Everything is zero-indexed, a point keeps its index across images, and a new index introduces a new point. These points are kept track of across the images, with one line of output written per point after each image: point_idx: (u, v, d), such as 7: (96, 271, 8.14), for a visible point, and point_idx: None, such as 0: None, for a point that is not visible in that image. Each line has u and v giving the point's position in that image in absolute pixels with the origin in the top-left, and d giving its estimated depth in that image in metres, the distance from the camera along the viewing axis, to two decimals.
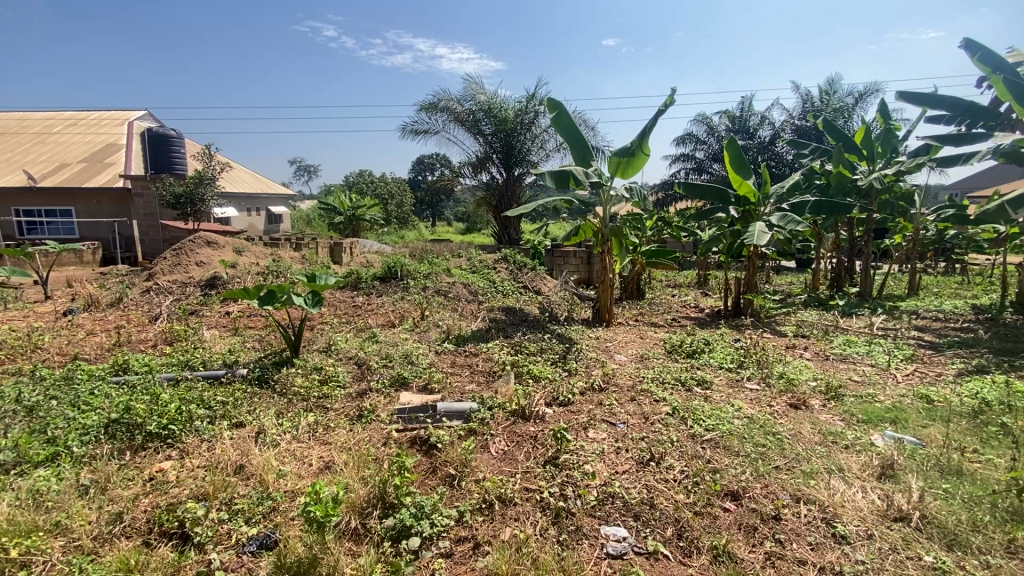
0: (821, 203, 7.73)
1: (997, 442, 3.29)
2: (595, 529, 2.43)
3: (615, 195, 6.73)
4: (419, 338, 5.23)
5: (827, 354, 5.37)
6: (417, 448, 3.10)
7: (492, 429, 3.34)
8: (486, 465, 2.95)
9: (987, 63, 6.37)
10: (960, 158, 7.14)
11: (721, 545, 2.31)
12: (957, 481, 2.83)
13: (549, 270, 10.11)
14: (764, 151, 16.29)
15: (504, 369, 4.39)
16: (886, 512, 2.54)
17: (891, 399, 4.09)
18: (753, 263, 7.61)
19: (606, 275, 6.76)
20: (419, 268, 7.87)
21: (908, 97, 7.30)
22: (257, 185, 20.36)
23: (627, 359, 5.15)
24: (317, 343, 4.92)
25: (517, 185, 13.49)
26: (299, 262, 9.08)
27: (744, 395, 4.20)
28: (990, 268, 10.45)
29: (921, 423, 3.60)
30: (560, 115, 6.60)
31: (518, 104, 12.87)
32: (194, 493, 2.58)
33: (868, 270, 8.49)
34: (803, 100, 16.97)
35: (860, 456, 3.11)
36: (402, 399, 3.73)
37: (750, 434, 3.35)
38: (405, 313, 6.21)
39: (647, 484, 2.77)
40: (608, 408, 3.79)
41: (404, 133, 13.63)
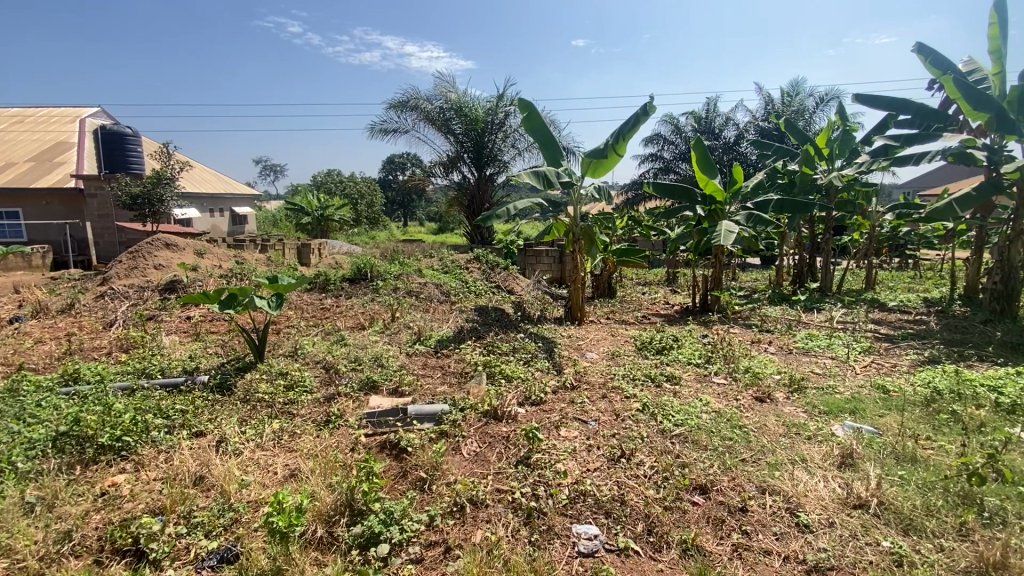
0: (783, 203, 7.95)
1: (948, 429, 3.45)
2: (566, 528, 2.43)
3: (585, 195, 6.77)
4: (390, 341, 5.15)
5: (790, 348, 5.54)
6: (388, 453, 3.05)
7: (464, 430, 3.31)
8: (458, 468, 2.91)
9: (937, 67, 6.67)
10: (912, 159, 7.48)
11: (690, 539, 2.34)
12: (912, 467, 2.95)
13: (521, 270, 10.12)
14: (729, 151, 16.73)
15: (476, 370, 4.36)
16: (847, 500, 2.64)
17: (850, 390, 4.25)
18: (720, 261, 7.72)
19: (577, 275, 6.81)
20: (389, 269, 7.79)
21: (864, 100, 7.61)
22: (219, 185, 19.72)
23: (598, 357, 5.19)
24: (283, 347, 4.78)
25: (489, 184, 13.44)
26: (264, 265, 8.83)
27: (712, 389, 4.28)
28: (940, 264, 11.01)
29: (878, 412, 3.74)
30: (531, 115, 6.59)
31: (488, 102, 12.83)
32: (150, 507, 2.47)
33: (828, 266, 8.79)
34: (765, 101, 17.51)
35: (821, 446, 3.21)
36: (371, 404, 3.66)
37: (718, 428, 3.41)
38: (375, 315, 6.10)
39: (618, 481, 2.79)
40: (580, 406, 3.81)
41: (372, 132, 13.44)
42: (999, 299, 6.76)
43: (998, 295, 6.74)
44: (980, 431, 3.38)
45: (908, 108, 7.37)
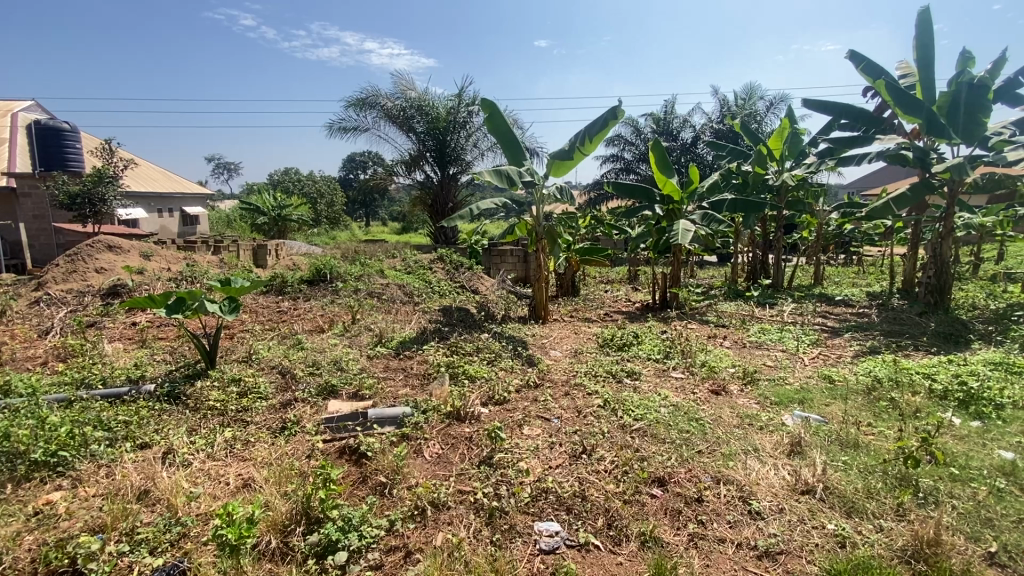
0: (737, 202, 8.25)
1: (888, 415, 3.67)
2: (528, 525, 2.45)
3: (547, 194, 6.80)
4: (351, 343, 5.05)
5: (744, 342, 5.75)
6: (347, 458, 2.99)
7: (426, 432, 3.27)
8: (419, 470, 2.88)
9: (870, 74, 7.06)
10: (855, 159, 7.89)
11: (648, 531, 2.39)
12: (855, 453, 3.11)
13: (486, 269, 10.11)
14: (687, 151, 17.22)
15: (439, 371, 4.32)
16: (796, 486, 2.76)
17: (799, 380, 4.46)
18: (678, 259, 7.92)
19: (541, 274, 6.85)
20: (349, 270, 7.64)
21: (810, 104, 7.97)
22: (168, 184, 18.82)
23: (562, 355, 5.25)
24: (237, 353, 4.60)
25: (452, 184, 13.32)
26: (217, 267, 8.47)
27: (670, 383, 4.41)
28: (881, 259, 11.68)
29: (825, 402, 3.93)
30: (493, 115, 6.60)
31: (450, 101, 12.76)
32: (89, 525, 2.33)
33: (780, 263, 9.17)
34: (720, 104, 18.10)
35: (773, 436, 3.34)
36: (330, 408, 3.58)
37: (675, 422, 3.51)
38: (335, 318, 5.96)
39: (579, 477, 2.83)
40: (543, 404, 3.84)
41: (331, 130, 13.15)
42: (932, 292, 7.24)
43: (932, 289, 7.20)
44: (915, 417, 3.60)
45: (849, 112, 7.77)
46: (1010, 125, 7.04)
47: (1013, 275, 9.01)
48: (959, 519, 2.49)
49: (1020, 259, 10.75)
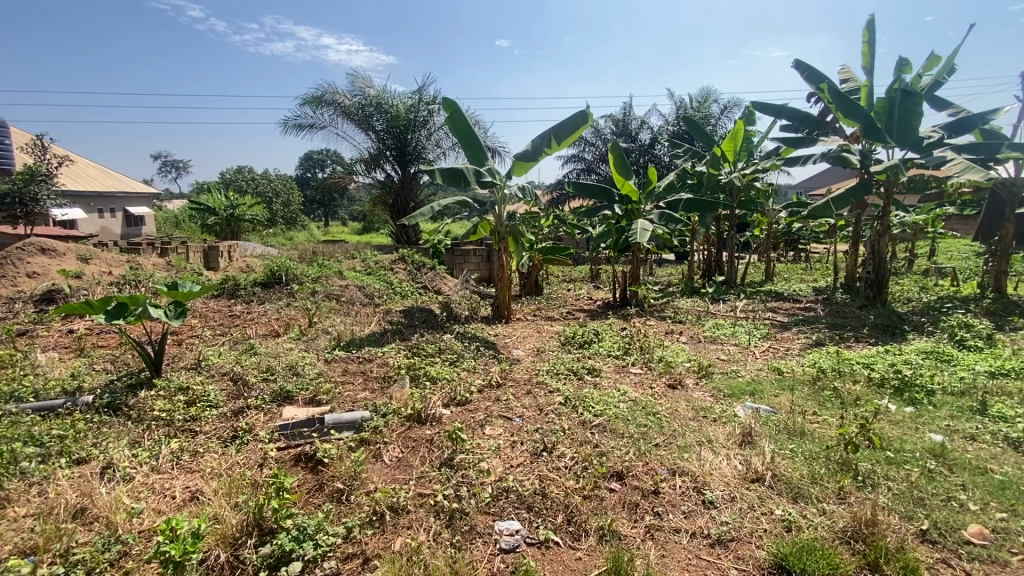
0: (692, 202, 8.53)
1: (831, 404, 3.87)
2: (489, 526, 2.45)
3: (508, 194, 6.80)
4: (307, 347, 4.91)
5: (700, 337, 5.95)
6: (303, 466, 2.91)
7: (386, 436, 3.22)
8: (378, 475, 2.83)
9: (815, 82, 7.44)
10: (801, 160, 8.28)
11: (607, 525, 2.44)
12: (801, 441, 3.27)
13: (449, 269, 10.04)
14: (645, 153, 17.66)
15: (400, 373, 4.25)
16: (746, 475, 2.88)
17: (750, 373, 4.65)
18: (637, 257, 8.10)
19: (503, 274, 6.87)
20: (306, 273, 7.44)
21: (759, 107, 8.31)
22: (109, 183, 17.78)
23: (524, 353, 5.28)
24: (185, 360, 4.39)
25: (413, 183, 13.14)
26: (164, 270, 8.07)
27: (629, 379, 4.51)
28: (826, 256, 12.31)
29: (774, 392, 4.11)
30: (454, 114, 6.57)
31: (410, 99, 12.60)
32: (17, 548, 2.17)
33: (733, 260, 9.53)
34: (677, 106, 18.63)
35: (726, 427, 3.47)
36: (285, 415, 3.48)
37: (633, 416, 3.59)
38: (291, 321, 5.77)
39: (540, 475, 2.85)
40: (505, 403, 3.86)
41: (286, 128, 12.76)
42: (871, 287, 7.67)
43: (871, 283, 7.63)
44: (855, 404, 3.83)
45: (795, 115, 8.14)
46: (939, 127, 7.54)
47: (942, 270, 9.69)
48: (894, 500, 2.65)
49: (949, 255, 11.56)
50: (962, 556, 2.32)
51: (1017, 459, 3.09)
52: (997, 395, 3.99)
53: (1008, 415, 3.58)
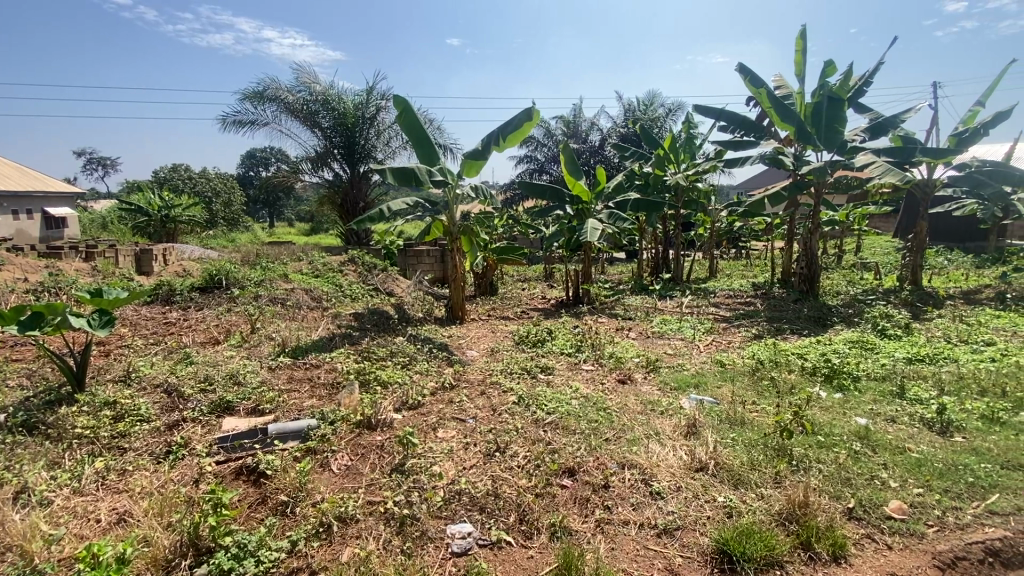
0: (640, 202, 8.79)
1: (768, 393, 4.09)
2: (441, 529, 2.43)
3: (461, 194, 6.75)
4: (249, 355, 4.69)
5: (648, 332, 6.14)
6: (244, 479, 2.79)
7: (334, 444, 3.13)
8: (326, 485, 2.75)
9: (756, 86, 7.82)
10: (740, 161, 8.69)
11: (558, 521, 2.47)
12: (741, 429, 3.43)
13: (402, 270, 9.87)
14: (595, 154, 18.05)
15: (348, 379, 4.13)
16: (691, 465, 2.99)
17: (695, 366, 4.84)
18: (589, 257, 8.26)
19: (457, 274, 6.83)
20: (249, 276, 7.11)
21: (701, 110, 8.66)
22: (25, 181, 16.32)
23: (478, 354, 5.27)
24: (113, 372, 4.08)
25: (364, 182, 12.80)
26: (88, 276, 7.48)
27: (581, 376, 4.59)
28: (764, 253, 12.99)
29: (717, 384, 4.31)
30: (406, 113, 6.47)
31: (358, 96, 12.28)
32: None
33: (679, 258, 9.91)
34: (625, 108, 19.15)
35: (672, 419, 3.61)
36: (225, 426, 3.31)
37: (585, 412, 3.66)
38: (232, 328, 5.50)
39: (493, 475, 2.85)
40: (459, 405, 3.83)
41: (224, 124, 12.13)
42: (804, 282, 8.15)
43: (804, 278, 8.11)
44: (790, 392, 4.07)
45: (733, 118, 8.54)
46: (862, 131, 8.11)
47: (866, 264, 10.45)
48: (825, 481, 2.84)
49: (872, 250, 12.48)
50: (884, 530, 2.51)
51: (930, 438, 3.38)
52: (914, 379, 4.34)
53: (923, 398, 3.90)
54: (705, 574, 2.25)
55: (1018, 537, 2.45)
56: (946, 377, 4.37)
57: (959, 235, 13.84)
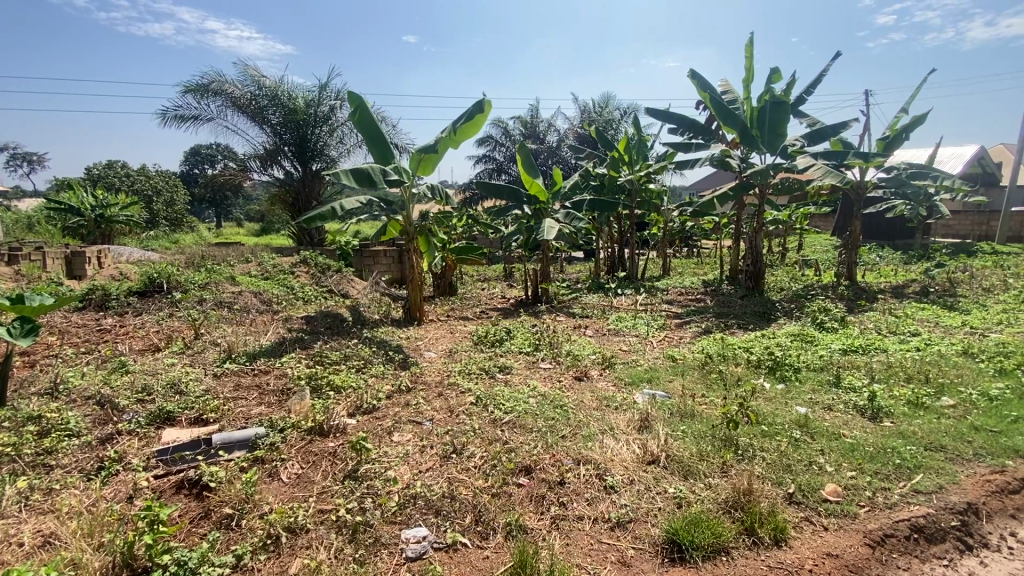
0: (596, 202, 8.97)
1: (716, 386, 4.26)
2: (395, 535, 2.40)
3: (416, 194, 6.65)
4: (192, 362, 4.47)
5: (605, 330, 6.27)
6: (186, 494, 2.66)
7: (283, 453, 3.02)
8: (274, 495, 2.65)
9: (705, 91, 8.13)
10: (690, 163, 9.00)
11: (514, 520, 2.48)
12: (691, 422, 3.56)
13: (357, 271, 9.64)
14: (553, 154, 18.27)
15: (299, 384, 4.00)
16: (644, 458, 3.08)
17: (648, 361, 4.98)
18: (547, 256, 8.35)
19: (414, 275, 6.74)
20: (192, 279, 6.77)
21: (653, 113, 8.91)
22: None
23: (437, 355, 5.23)
24: (38, 384, 3.79)
25: (316, 181, 12.43)
26: (11, 281, 6.92)
27: (539, 374, 4.63)
28: (714, 252, 13.50)
29: (669, 378, 4.46)
30: (360, 110, 6.30)
31: (309, 92, 11.91)
32: None
33: (635, 257, 10.15)
34: (582, 110, 19.46)
35: (626, 414, 3.69)
36: (165, 438, 3.15)
37: (542, 410, 3.70)
38: (174, 334, 5.22)
39: (448, 478, 2.83)
40: (415, 407, 3.79)
41: (164, 119, 11.49)
42: (751, 278, 8.52)
43: (751, 275, 8.49)
44: (737, 384, 4.25)
45: (684, 122, 8.82)
46: (801, 137, 8.57)
47: (807, 261, 11.05)
48: (767, 468, 2.98)
49: (813, 248, 13.19)
50: (821, 512, 2.66)
51: (862, 423, 3.61)
52: (848, 368, 4.63)
53: (856, 386, 4.17)
54: (655, 564, 2.31)
55: (939, 514, 2.68)
56: (877, 366, 4.68)
57: (889, 233, 14.84)
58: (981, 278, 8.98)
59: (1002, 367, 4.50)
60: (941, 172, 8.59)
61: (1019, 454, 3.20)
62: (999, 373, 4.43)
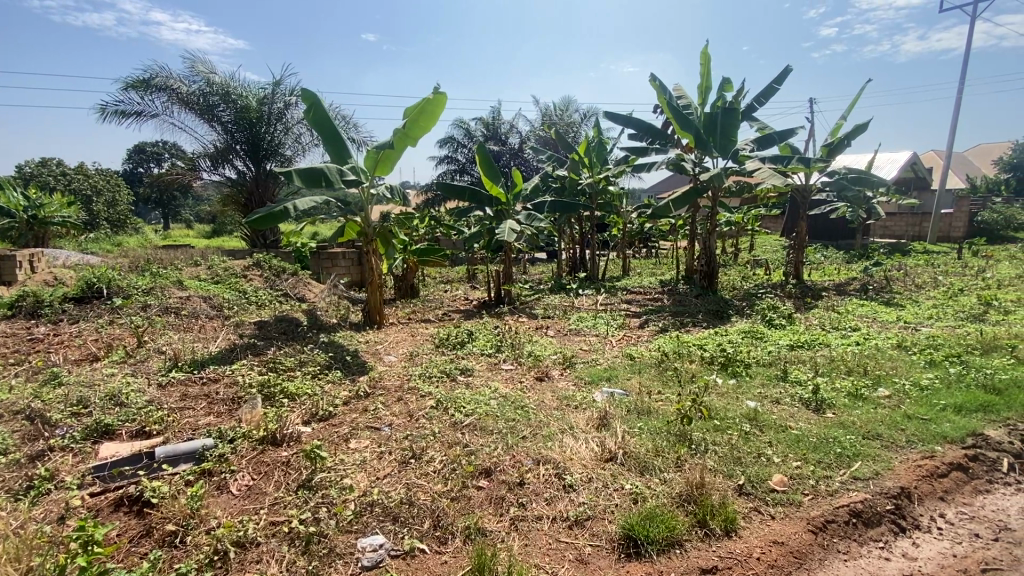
0: (557, 204, 9.07)
1: (672, 382, 4.39)
2: (350, 545, 2.35)
3: (375, 195, 6.53)
4: (134, 371, 4.23)
5: (566, 330, 6.35)
6: (125, 511, 2.52)
7: (233, 464, 2.91)
8: (223, 509, 2.55)
9: (664, 96, 8.35)
10: (647, 166, 9.22)
11: (473, 523, 2.48)
12: (649, 418, 3.64)
13: (315, 274, 9.38)
14: (515, 156, 18.34)
15: (251, 393, 3.86)
16: (602, 456, 3.13)
17: (607, 360, 5.08)
18: (509, 257, 8.36)
19: (374, 277, 6.61)
20: (135, 284, 6.42)
21: (613, 117, 9.08)
22: None
23: (397, 359, 5.15)
24: None
25: (270, 181, 12.02)
26: None
27: (500, 375, 4.65)
28: (672, 252, 13.88)
29: (627, 376, 4.56)
30: (315, 108, 6.14)
31: (262, 90, 11.53)
32: None
33: (595, 257, 10.32)
34: (543, 112, 19.64)
35: (586, 412, 3.75)
36: (103, 453, 2.97)
37: (503, 412, 3.71)
38: (114, 342, 4.93)
39: (407, 483, 2.79)
40: (373, 413, 3.72)
41: (103, 114, 10.85)
42: (705, 278, 8.81)
43: (705, 275, 8.78)
44: (692, 381, 4.39)
45: (642, 126, 9.05)
46: (751, 142, 8.92)
47: (758, 261, 11.52)
48: (718, 461, 3.09)
49: (763, 249, 13.77)
50: (769, 502, 2.78)
51: (807, 415, 3.80)
52: (794, 363, 4.87)
53: (802, 379, 4.38)
54: (613, 560, 2.36)
55: (875, 498, 2.84)
56: (821, 360, 4.94)
57: (832, 234, 15.67)
58: (914, 275, 9.60)
59: (931, 359, 4.83)
60: (877, 177, 9.14)
61: (946, 439, 3.44)
62: (929, 364, 4.75)
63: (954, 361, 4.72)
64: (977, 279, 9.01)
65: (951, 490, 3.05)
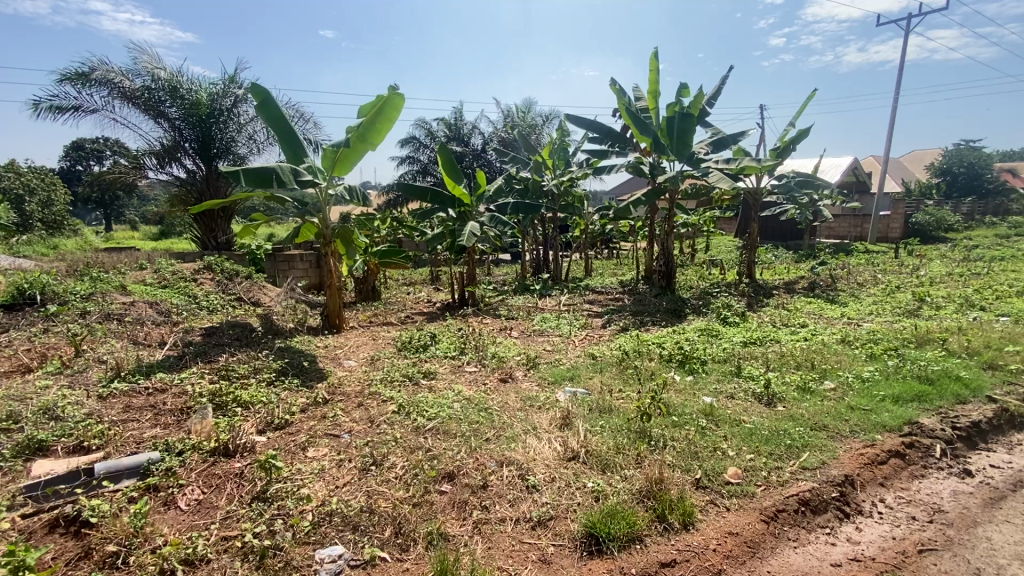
0: (519, 205, 9.11)
1: (632, 381, 4.48)
2: (308, 556, 2.28)
3: (333, 195, 6.35)
4: (71, 383, 3.97)
5: (530, 330, 6.39)
6: (61, 533, 2.36)
7: (181, 478, 2.78)
8: (169, 526, 2.42)
9: (624, 99, 8.54)
10: (608, 168, 9.39)
11: (435, 529, 2.45)
12: (610, 417, 3.71)
13: (271, 277, 9.06)
14: (477, 157, 18.31)
15: (201, 403, 3.68)
16: (565, 455, 3.17)
17: (570, 360, 5.13)
18: (471, 259, 8.33)
19: (332, 280, 6.44)
20: (73, 289, 6.02)
21: (574, 120, 9.21)
22: None
23: (357, 364, 5.04)
24: None
25: (223, 181, 11.55)
26: None
27: (464, 378, 4.62)
28: (632, 253, 14.17)
29: (589, 375, 4.63)
30: (268, 107, 5.96)
31: (212, 86, 11.07)
32: None
33: (558, 258, 10.42)
34: (505, 114, 19.69)
35: (549, 413, 3.78)
36: (36, 472, 2.77)
37: (466, 415, 3.69)
38: (49, 352, 4.61)
39: (367, 491, 2.74)
40: (332, 420, 3.62)
41: (36, 109, 10.15)
42: (664, 278, 9.05)
43: (664, 275, 9.02)
44: (651, 379, 4.49)
45: (602, 129, 9.20)
46: (707, 145, 9.23)
47: (714, 261, 11.92)
48: (676, 457, 3.18)
49: (719, 249, 14.27)
50: (724, 494, 2.88)
51: (760, 409, 3.96)
52: (747, 359, 5.07)
53: (754, 375, 4.56)
54: (576, 558, 2.38)
55: (822, 487, 2.99)
56: (772, 356, 5.16)
57: (782, 235, 16.39)
58: (856, 274, 10.17)
59: (872, 353, 5.12)
60: (821, 180, 9.63)
61: (885, 428, 3.65)
62: (869, 358, 5.04)
63: (892, 354, 5.02)
64: (911, 277, 9.62)
65: (891, 476, 3.24)
